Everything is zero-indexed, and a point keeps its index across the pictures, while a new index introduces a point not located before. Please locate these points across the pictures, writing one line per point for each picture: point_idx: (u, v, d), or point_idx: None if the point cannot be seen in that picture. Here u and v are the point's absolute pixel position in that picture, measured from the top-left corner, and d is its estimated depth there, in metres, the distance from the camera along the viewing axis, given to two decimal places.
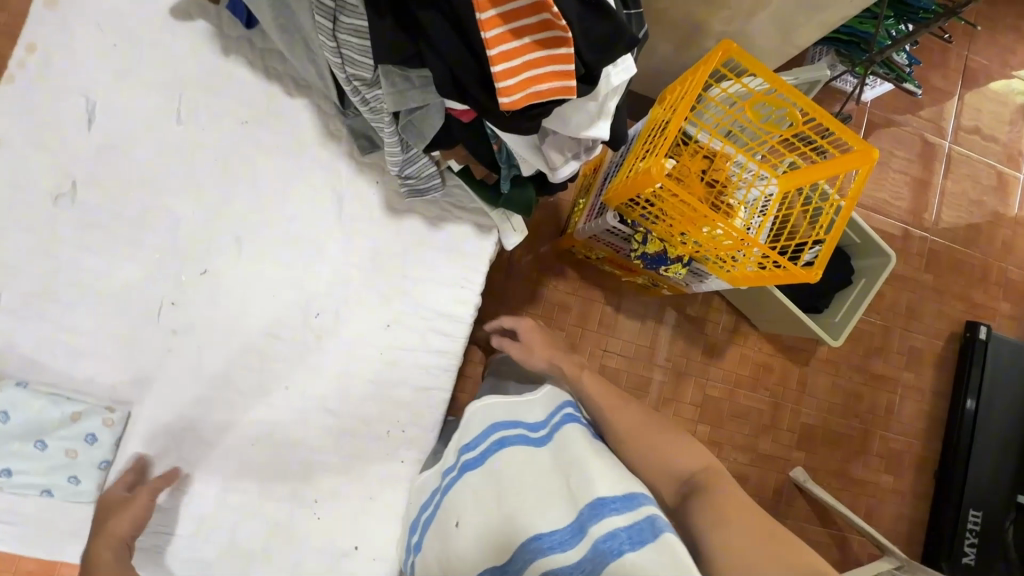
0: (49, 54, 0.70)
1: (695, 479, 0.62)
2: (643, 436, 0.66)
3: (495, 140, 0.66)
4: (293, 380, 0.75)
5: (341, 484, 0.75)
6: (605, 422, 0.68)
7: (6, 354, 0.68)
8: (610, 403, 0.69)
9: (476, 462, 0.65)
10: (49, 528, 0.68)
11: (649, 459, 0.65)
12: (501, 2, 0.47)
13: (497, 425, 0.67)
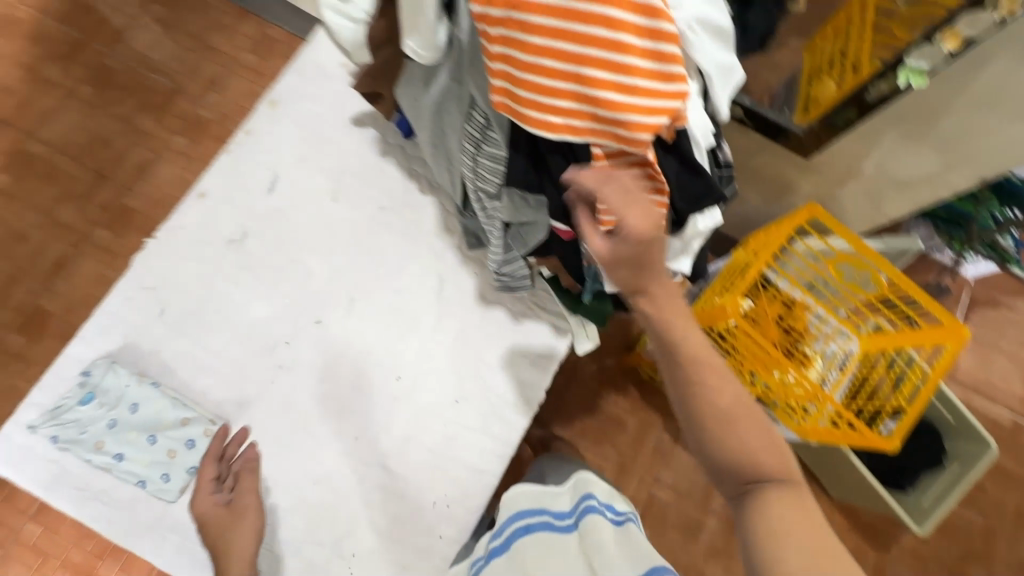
0: (256, 135, 0.91)
1: (773, 474, 0.58)
2: (734, 417, 0.59)
3: (586, 258, 0.76)
4: (363, 438, 0.82)
5: (381, 550, 0.79)
6: (699, 392, 0.60)
7: (153, 358, 0.82)
8: (710, 379, 0.60)
9: (502, 549, 0.70)
10: (130, 518, 0.76)
11: (733, 444, 0.58)
12: (614, 156, 0.56)
13: (521, 513, 0.73)
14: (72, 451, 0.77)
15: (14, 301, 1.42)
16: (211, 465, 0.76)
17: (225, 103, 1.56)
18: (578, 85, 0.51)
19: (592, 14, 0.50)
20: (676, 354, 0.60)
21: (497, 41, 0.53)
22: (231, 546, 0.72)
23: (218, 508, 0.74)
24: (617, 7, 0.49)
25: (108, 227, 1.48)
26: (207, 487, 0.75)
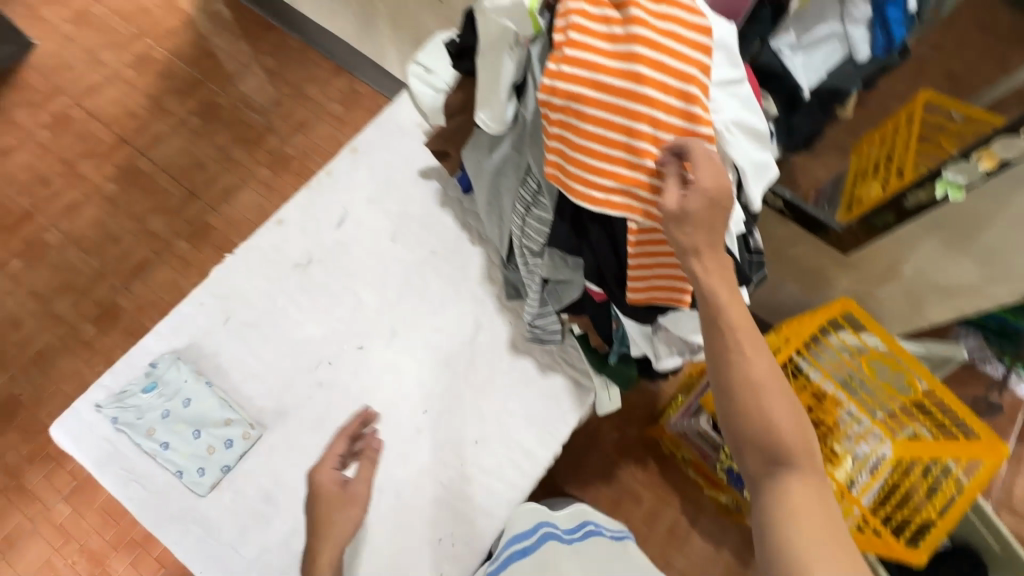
0: (335, 177, 1.03)
1: (799, 453, 0.54)
2: (774, 390, 0.54)
3: (615, 320, 0.81)
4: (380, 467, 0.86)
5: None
6: (736, 363, 0.54)
7: (211, 360, 0.90)
8: (753, 349, 0.55)
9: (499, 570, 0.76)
10: (161, 505, 0.82)
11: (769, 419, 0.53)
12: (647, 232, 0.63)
13: (519, 535, 0.80)
14: (126, 434, 0.84)
15: (97, 296, 1.58)
16: (342, 440, 0.78)
17: (309, 143, 1.74)
18: (622, 169, 0.60)
19: (640, 113, 0.58)
20: (722, 321, 0.55)
21: (555, 123, 0.61)
22: (332, 525, 0.71)
23: (337, 483, 0.74)
24: (662, 110, 0.57)
25: (189, 239, 1.65)
26: (334, 459, 0.76)
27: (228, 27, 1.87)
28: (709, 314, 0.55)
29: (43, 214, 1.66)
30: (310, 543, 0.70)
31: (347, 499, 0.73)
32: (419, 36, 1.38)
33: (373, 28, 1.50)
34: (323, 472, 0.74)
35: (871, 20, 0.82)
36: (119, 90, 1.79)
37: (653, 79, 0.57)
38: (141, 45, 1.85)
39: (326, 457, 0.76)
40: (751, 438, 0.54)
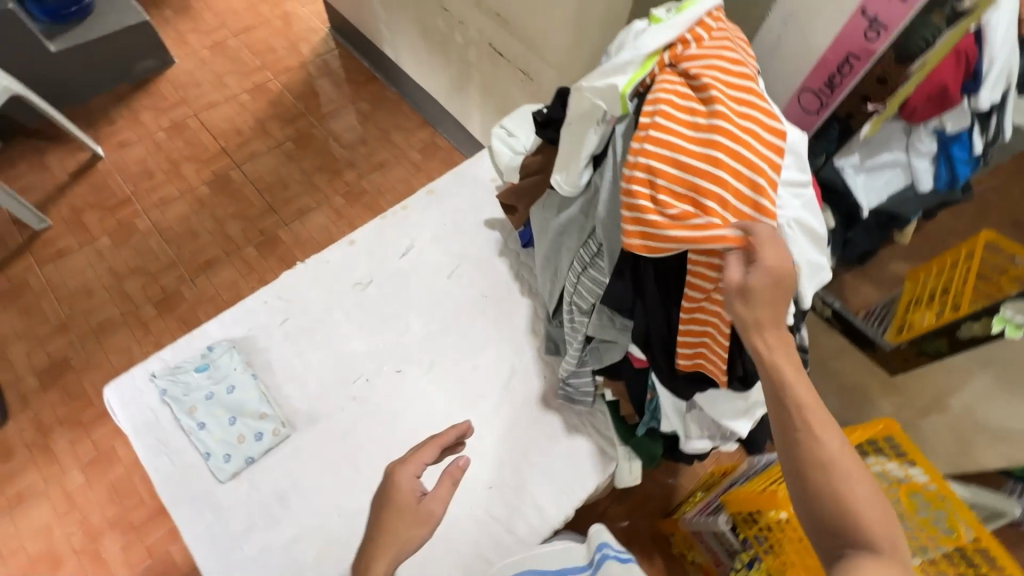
0: (409, 212, 1.12)
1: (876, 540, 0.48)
2: (853, 468, 0.52)
3: (651, 391, 0.83)
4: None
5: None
6: (808, 431, 0.53)
7: (261, 355, 0.96)
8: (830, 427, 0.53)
9: None
10: (182, 484, 0.85)
11: (848, 498, 0.50)
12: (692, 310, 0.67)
13: None
14: (170, 407, 0.89)
15: (164, 282, 1.70)
16: (429, 451, 0.71)
17: (384, 181, 1.90)
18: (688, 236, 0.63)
19: (712, 190, 0.62)
20: (785, 394, 0.55)
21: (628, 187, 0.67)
22: (401, 537, 0.65)
23: (414, 494, 0.68)
24: (733, 194, 0.62)
25: (258, 247, 1.77)
26: (418, 466, 0.70)
27: (336, 74, 2.11)
28: (773, 385, 0.55)
29: (139, 201, 1.83)
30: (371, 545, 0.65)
31: (421, 517, 0.66)
32: (505, 105, 1.52)
33: (464, 93, 1.67)
34: (400, 479, 0.68)
35: (937, 155, 0.80)
36: (233, 110, 2.02)
37: (727, 164, 0.62)
38: (261, 77, 2.11)
39: (410, 463, 0.70)
40: (826, 513, 0.50)
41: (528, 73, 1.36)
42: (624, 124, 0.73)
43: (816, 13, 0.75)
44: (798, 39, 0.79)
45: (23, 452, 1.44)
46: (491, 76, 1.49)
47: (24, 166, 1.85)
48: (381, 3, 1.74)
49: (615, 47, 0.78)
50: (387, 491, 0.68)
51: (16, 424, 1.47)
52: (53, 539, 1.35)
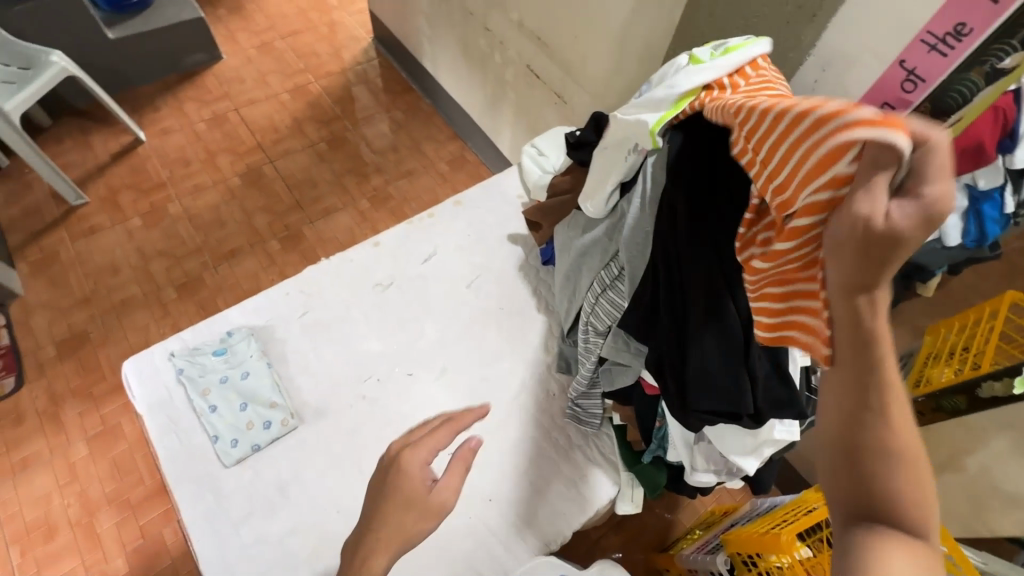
0: (435, 220, 1.14)
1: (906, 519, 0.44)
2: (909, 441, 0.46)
3: (659, 418, 0.83)
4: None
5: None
6: (879, 391, 0.46)
7: (277, 345, 0.98)
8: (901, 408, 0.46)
9: None
10: (187, 463, 0.86)
11: (899, 483, 0.45)
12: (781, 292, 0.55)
13: None
14: (185, 387, 0.91)
15: (187, 266, 1.73)
16: (445, 434, 0.68)
17: (411, 189, 1.93)
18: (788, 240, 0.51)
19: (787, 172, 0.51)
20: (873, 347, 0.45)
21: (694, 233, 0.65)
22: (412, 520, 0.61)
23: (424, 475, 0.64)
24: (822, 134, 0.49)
25: (281, 241, 1.81)
26: (428, 452, 0.66)
27: (375, 82, 2.18)
28: (863, 338, 0.45)
29: (173, 186, 1.88)
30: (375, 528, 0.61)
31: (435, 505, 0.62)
32: (537, 125, 1.55)
33: (497, 110, 1.71)
34: (407, 463, 0.64)
35: (966, 210, 0.78)
36: (272, 108, 2.09)
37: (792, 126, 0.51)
38: (302, 79, 2.18)
39: (420, 448, 0.66)
40: (863, 485, 0.46)
41: (563, 96, 1.39)
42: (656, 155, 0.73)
43: (851, 65, 0.78)
44: (834, 88, 0.82)
45: (32, 418, 1.45)
46: (526, 96, 1.53)
47: (69, 144, 1.92)
48: (425, 19, 1.80)
49: (657, 78, 0.81)
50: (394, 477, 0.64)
51: (29, 391, 1.49)
52: (49, 510, 1.34)
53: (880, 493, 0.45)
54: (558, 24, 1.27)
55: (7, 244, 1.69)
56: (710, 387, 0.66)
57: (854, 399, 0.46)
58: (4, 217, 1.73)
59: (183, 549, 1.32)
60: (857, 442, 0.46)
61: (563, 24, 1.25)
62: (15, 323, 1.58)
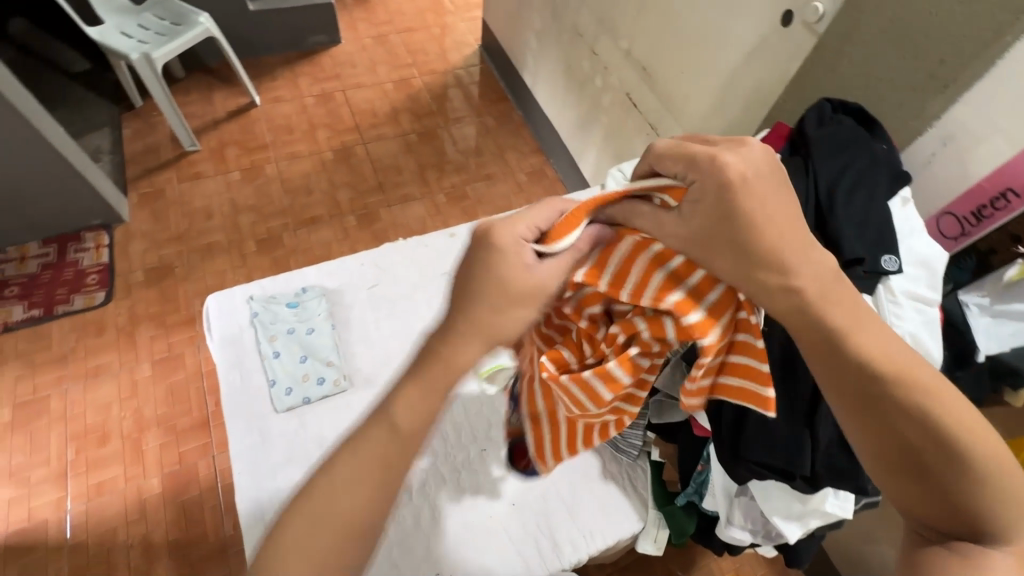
0: None
1: (953, 516, 0.47)
2: (930, 435, 0.47)
3: (702, 462, 0.82)
4: (431, 486, 0.87)
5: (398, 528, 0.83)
6: (874, 391, 0.48)
7: (344, 311, 1.03)
8: (927, 383, 0.48)
9: None
10: (243, 399, 0.91)
11: (968, 477, 0.47)
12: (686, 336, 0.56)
13: None
14: (256, 330, 0.98)
15: (271, 224, 1.85)
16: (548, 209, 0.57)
17: (487, 192, 1.99)
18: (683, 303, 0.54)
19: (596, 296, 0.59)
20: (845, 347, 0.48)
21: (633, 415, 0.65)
22: (501, 291, 0.51)
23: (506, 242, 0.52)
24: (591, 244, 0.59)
25: (359, 218, 1.90)
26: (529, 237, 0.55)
27: (473, 87, 2.27)
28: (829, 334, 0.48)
29: (273, 150, 2.02)
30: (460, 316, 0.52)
31: (528, 281, 0.52)
32: (624, 152, 1.56)
33: (587, 132, 1.73)
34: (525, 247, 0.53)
35: None
36: (375, 94, 2.22)
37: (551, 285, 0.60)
38: (407, 73, 2.30)
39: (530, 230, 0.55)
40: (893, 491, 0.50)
41: (656, 128, 1.39)
42: None
43: (978, 140, 0.72)
44: (953, 164, 0.75)
45: (112, 332, 1.55)
46: (619, 122, 1.53)
47: (195, 97, 2.11)
48: (534, 34, 1.85)
49: None
50: (482, 265, 0.52)
51: (114, 307, 1.59)
52: (108, 418, 1.43)
53: (920, 488, 0.48)
54: (667, 56, 1.27)
55: (125, 174, 1.85)
56: (768, 438, 0.64)
57: (863, 394, 0.48)
58: (127, 150, 1.91)
59: (212, 483, 1.36)
60: (906, 447, 0.48)
61: (672, 58, 1.26)
62: (116, 245, 1.70)
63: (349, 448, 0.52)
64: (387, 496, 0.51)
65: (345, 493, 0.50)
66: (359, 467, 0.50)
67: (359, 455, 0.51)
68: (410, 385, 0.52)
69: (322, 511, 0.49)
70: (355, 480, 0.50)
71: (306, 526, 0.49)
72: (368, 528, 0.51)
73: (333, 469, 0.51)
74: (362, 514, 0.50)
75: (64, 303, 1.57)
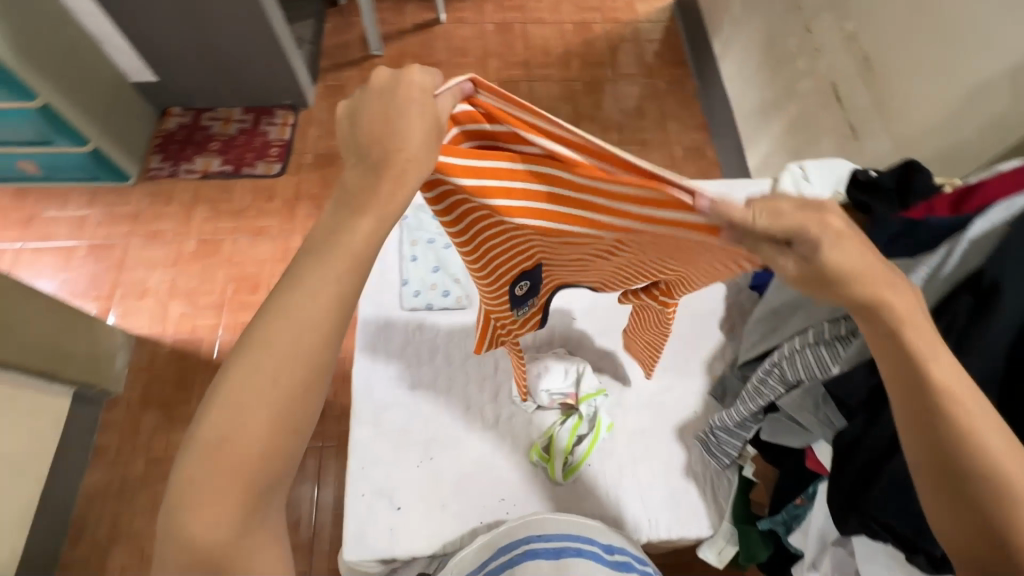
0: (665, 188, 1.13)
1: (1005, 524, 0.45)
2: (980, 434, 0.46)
3: (803, 497, 0.77)
4: (517, 420, 0.94)
5: (467, 443, 0.92)
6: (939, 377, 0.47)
7: None
8: (974, 396, 0.48)
9: (549, 554, 0.66)
10: (377, 289, 1.04)
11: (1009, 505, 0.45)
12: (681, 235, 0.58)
13: (556, 538, 0.68)
14: (402, 231, 1.08)
15: None
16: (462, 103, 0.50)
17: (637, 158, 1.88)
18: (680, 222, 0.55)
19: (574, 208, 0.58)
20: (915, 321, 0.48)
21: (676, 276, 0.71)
22: (412, 131, 0.48)
23: (431, 101, 0.48)
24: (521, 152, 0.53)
25: None
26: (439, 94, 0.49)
27: (656, 45, 2.11)
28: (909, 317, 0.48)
29: (445, 69, 2.03)
30: (386, 153, 0.48)
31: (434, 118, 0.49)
32: (805, 151, 1.37)
33: (768, 118, 1.55)
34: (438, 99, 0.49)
35: None
36: (554, 33, 2.13)
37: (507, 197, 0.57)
38: (590, 16, 2.19)
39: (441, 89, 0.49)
40: (949, 508, 0.48)
41: (857, 131, 1.20)
42: (985, 228, 0.60)
43: None
44: None
45: (279, 201, 1.77)
46: (812, 115, 1.34)
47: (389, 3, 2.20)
48: None
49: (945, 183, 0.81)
50: (376, 109, 0.49)
51: (285, 179, 1.81)
52: (262, 271, 1.66)
53: (972, 495, 0.46)
54: (901, 49, 1.07)
55: (317, 63, 2.02)
56: (902, 506, 0.57)
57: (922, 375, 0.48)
58: (324, 43, 2.07)
59: None
60: (946, 467, 0.47)
61: (908, 53, 1.05)
62: (297, 126, 1.89)
63: (304, 282, 0.47)
64: (342, 334, 0.48)
65: (301, 335, 0.46)
66: (319, 305, 0.46)
67: (316, 297, 0.46)
68: (359, 219, 0.48)
69: (271, 347, 0.45)
70: (309, 318, 0.46)
71: (265, 371, 0.45)
72: (325, 368, 0.47)
73: (279, 307, 0.46)
74: (309, 354, 0.46)
75: (249, 166, 1.80)
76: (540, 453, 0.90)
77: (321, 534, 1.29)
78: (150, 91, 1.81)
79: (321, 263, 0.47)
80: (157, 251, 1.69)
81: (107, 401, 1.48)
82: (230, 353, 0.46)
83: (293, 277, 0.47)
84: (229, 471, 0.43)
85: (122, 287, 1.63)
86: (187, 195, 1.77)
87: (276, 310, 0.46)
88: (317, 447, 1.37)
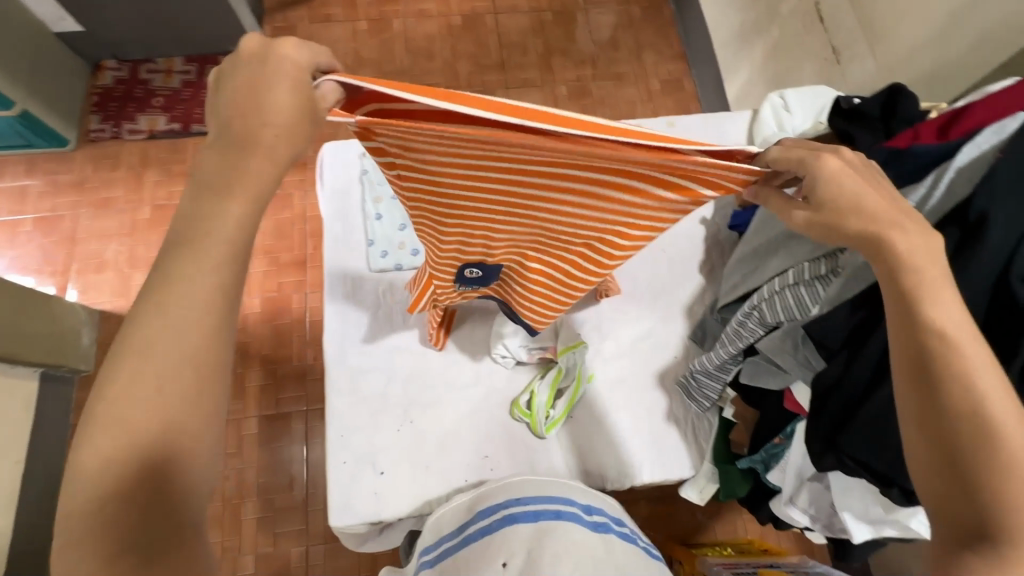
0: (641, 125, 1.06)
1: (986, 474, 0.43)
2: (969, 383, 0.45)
3: (781, 436, 0.77)
4: (497, 376, 0.93)
5: (446, 404, 0.91)
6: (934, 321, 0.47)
7: None
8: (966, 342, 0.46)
9: (526, 519, 0.62)
10: (343, 252, 0.99)
11: (987, 443, 0.43)
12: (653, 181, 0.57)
13: (535, 501, 0.64)
14: (364, 188, 1.02)
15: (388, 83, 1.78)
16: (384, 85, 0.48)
17: (614, 94, 1.79)
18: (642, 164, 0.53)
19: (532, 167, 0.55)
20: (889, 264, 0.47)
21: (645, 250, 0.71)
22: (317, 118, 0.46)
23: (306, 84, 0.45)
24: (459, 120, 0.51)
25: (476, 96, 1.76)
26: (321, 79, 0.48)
27: None
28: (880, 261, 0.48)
29: (403, 3, 1.86)
30: (248, 130, 0.43)
31: (307, 101, 0.46)
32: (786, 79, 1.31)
33: (748, 44, 1.46)
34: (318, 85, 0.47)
35: None
36: None
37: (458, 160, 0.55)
38: None
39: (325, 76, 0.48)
40: (926, 455, 0.46)
41: (841, 54, 1.14)
42: (973, 154, 0.57)
43: None
44: None
45: None
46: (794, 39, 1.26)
47: None
48: None
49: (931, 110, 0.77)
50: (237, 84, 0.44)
51: None
52: None
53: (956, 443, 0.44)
54: None
55: None
56: (878, 442, 0.57)
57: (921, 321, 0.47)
58: None
59: (301, 316, 1.42)
60: (923, 400, 0.47)
61: None
62: None
63: (174, 275, 0.41)
64: (233, 323, 0.42)
65: (182, 333, 0.40)
66: (196, 296, 0.41)
67: (179, 292, 0.40)
68: (225, 204, 0.42)
69: (150, 353, 0.39)
70: (186, 313, 0.40)
71: (149, 380, 0.39)
72: (221, 362, 0.42)
73: (152, 302, 0.40)
74: (200, 345, 0.41)
75: (199, 122, 1.67)
76: (529, 413, 0.88)
77: (315, 493, 1.31)
78: (77, 42, 1.63)
79: (189, 252, 0.41)
80: (110, 220, 1.58)
81: (79, 379, 1.44)
82: (101, 365, 0.40)
83: (157, 271, 0.41)
84: (116, 500, 0.38)
85: (78, 261, 1.54)
86: (134, 158, 1.64)
87: (147, 310, 0.40)
88: (302, 411, 1.36)
